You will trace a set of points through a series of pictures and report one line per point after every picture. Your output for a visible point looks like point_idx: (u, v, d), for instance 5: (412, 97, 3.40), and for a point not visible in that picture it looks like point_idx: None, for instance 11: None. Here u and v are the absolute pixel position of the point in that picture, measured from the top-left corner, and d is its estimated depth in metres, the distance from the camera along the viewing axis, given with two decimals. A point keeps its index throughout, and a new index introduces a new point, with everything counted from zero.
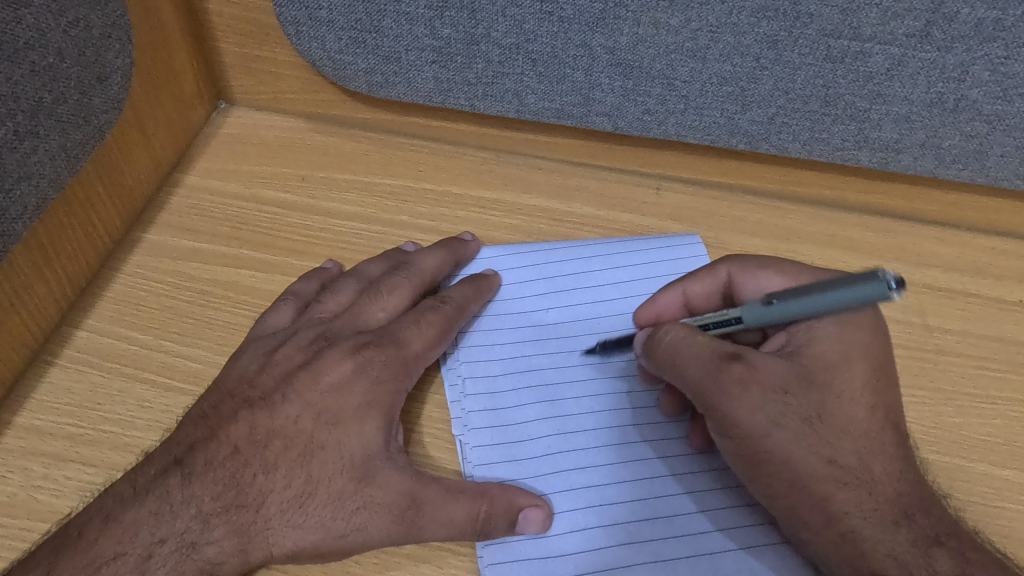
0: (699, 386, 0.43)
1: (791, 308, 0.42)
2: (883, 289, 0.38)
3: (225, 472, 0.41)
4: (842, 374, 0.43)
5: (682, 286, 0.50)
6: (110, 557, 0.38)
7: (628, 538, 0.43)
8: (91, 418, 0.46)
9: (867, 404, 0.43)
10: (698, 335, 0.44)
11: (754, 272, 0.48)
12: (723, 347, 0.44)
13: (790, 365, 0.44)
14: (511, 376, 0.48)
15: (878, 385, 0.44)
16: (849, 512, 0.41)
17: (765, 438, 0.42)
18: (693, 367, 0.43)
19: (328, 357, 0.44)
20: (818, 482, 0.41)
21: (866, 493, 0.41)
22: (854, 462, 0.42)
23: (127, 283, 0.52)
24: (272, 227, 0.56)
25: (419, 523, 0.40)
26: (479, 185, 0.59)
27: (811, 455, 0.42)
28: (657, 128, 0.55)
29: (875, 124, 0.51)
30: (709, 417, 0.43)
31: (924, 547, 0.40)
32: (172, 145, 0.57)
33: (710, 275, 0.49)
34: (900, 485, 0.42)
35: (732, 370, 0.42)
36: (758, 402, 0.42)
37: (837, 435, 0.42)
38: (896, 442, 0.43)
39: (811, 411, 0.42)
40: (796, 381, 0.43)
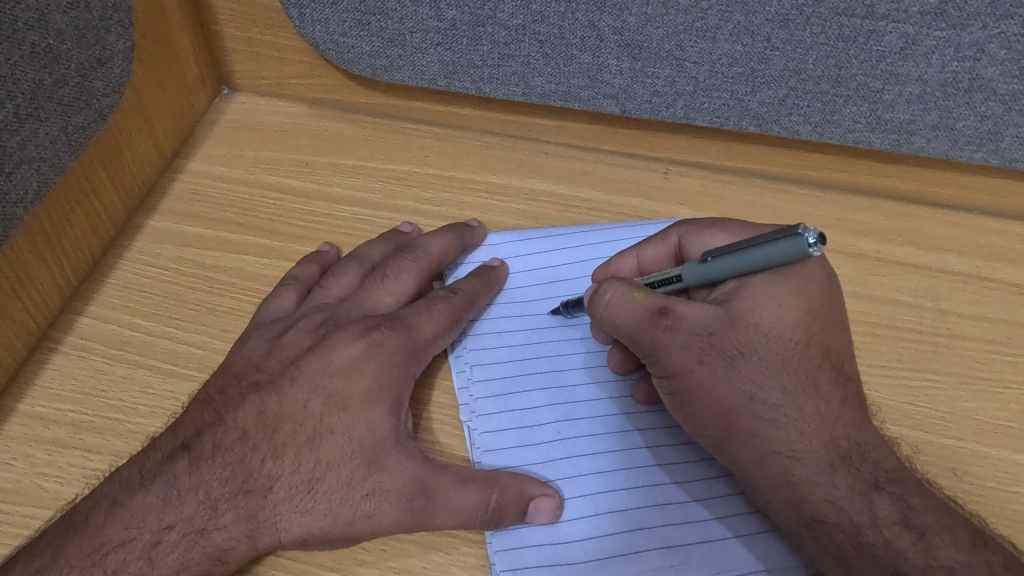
0: (631, 335, 0.43)
1: (727, 265, 0.40)
2: (801, 245, 0.35)
3: (233, 457, 0.40)
4: (769, 311, 0.41)
5: (636, 251, 0.49)
6: (117, 543, 0.38)
7: (639, 524, 0.43)
8: (95, 405, 0.45)
9: (797, 341, 0.42)
10: (635, 290, 0.43)
11: (702, 232, 0.47)
12: (655, 301, 0.42)
13: (715, 307, 0.42)
14: (519, 362, 0.48)
15: (812, 324, 0.42)
16: (780, 451, 0.41)
17: (690, 376, 0.42)
18: (625, 317, 0.43)
19: (336, 340, 0.44)
20: (744, 419, 0.41)
21: (797, 431, 0.41)
22: (781, 399, 0.41)
23: (130, 270, 0.51)
24: (276, 213, 0.55)
25: (429, 511, 0.39)
26: (485, 170, 0.58)
27: (733, 392, 0.41)
28: (665, 110, 0.54)
29: (889, 105, 0.50)
30: (646, 361, 0.43)
31: (864, 492, 0.40)
32: (174, 130, 0.57)
33: (661, 241, 0.48)
34: (836, 425, 0.41)
35: (660, 321, 0.42)
36: (681, 345, 0.42)
37: (758, 372, 0.41)
38: (832, 381, 0.42)
39: (734, 350, 0.41)
40: (719, 323, 0.41)
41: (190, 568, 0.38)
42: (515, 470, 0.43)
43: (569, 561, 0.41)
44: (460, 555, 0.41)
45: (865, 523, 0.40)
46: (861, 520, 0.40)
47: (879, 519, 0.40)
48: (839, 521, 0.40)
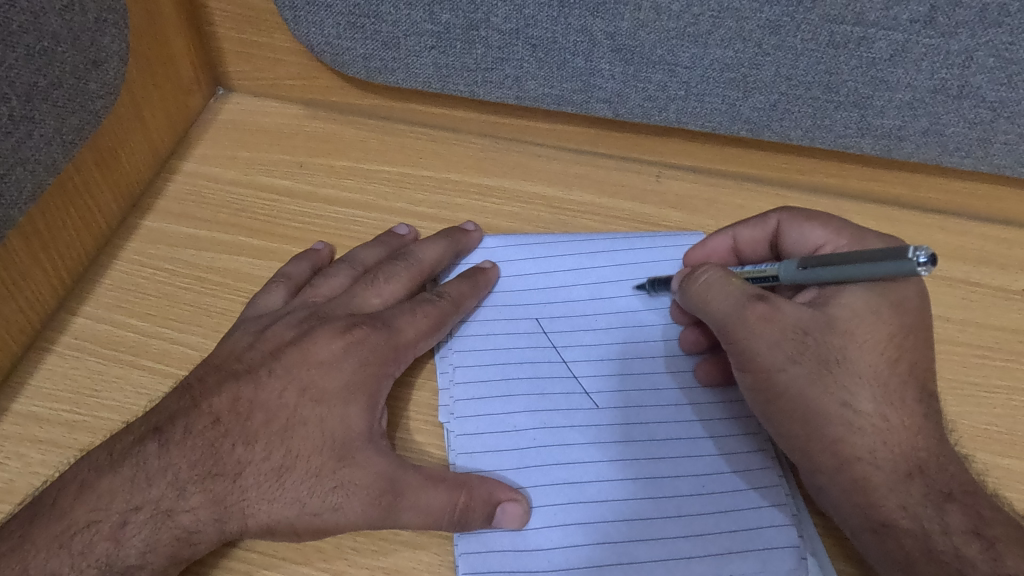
0: (724, 322, 0.44)
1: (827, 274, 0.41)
2: (912, 266, 0.36)
3: (204, 441, 0.40)
4: (866, 324, 0.43)
5: (732, 231, 0.51)
6: (84, 524, 0.37)
7: (604, 537, 0.42)
8: (89, 405, 0.45)
9: (889, 357, 0.43)
10: (734, 277, 0.44)
11: (801, 223, 0.48)
12: (753, 289, 0.44)
13: (816, 312, 0.43)
14: (504, 366, 0.48)
15: (903, 342, 0.43)
16: (862, 457, 0.41)
17: (780, 374, 0.42)
18: (722, 304, 0.44)
19: (318, 336, 0.44)
20: (833, 424, 0.42)
21: (881, 441, 0.41)
22: (871, 409, 0.42)
23: (125, 270, 0.52)
24: (270, 213, 0.55)
25: (396, 508, 0.39)
26: (479, 172, 0.59)
27: (826, 395, 0.42)
28: (658, 115, 0.54)
29: (879, 111, 0.51)
30: (734, 353, 0.44)
31: (936, 501, 0.41)
32: (169, 131, 0.57)
33: (760, 225, 0.50)
34: (917, 438, 0.42)
35: (758, 308, 0.43)
36: (776, 339, 0.42)
37: (852, 380, 0.42)
38: (917, 398, 0.43)
39: (831, 355, 0.42)
40: (818, 325, 0.43)
41: (157, 549, 0.38)
42: (487, 475, 0.43)
43: (531, 569, 0.41)
44: (450, 556, 0.41)
45: (934, 530, 0.40)
46: (931, 526, 0.40)
47: (950, 527, 0.40)
48: (908, 527, 0.40)
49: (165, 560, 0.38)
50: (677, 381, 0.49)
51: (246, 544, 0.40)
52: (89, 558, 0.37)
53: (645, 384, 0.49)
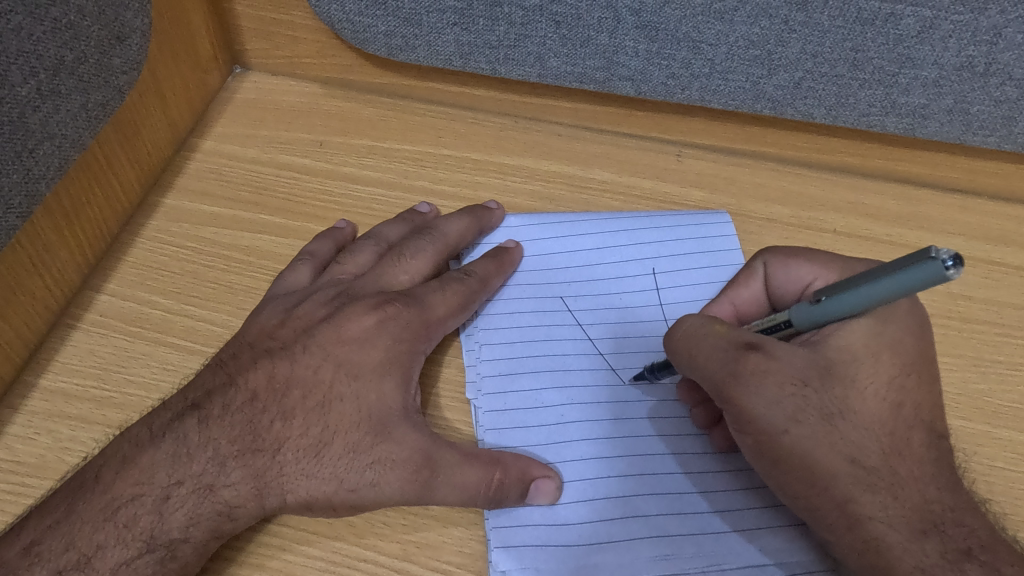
0: (715, 380, 0.41)
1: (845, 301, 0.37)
2: (937, 270, 0.31)
3: (243, 417, 0.40)
4: (865, 367, 0.41)
5: (727, 296, 0.49)
6: (127, 498, 0.37)
7: (636, 512, 0.42)
8: (116, 381, 0.46)
9: (892, 402, 0.41)
10: (718, 325, 0.43)
11: (785, 262, 0.46)
12: (741, 336, 0.41)
13: (812, 354, 0.41)
14: (530, 343, 0.48)
15: (906, 381, 0.42)
16: (873, 518, 0.39)
17: (783, 435, 0.40)
18: (710, 362, 0.41)
19: (349, 312, 0.44)
20: (846, 482, 0.39)
21: (891, 497, 0.39)
22: (878, 463, 0.40)
23: (148, 248, 0.52)
24: (290, 192, 0.55)
25: (433, 484, 0.39)
26: (499, 151, 0.58)
27: (832, 453, 0.39)
28: (680, 93, 0.54)
29: (904, 89, 0.50)
30: (731, 415, 0.41)
31: (956, 560, 0.38)
32: (188, 109, 0.57)
33: (751, 277, 0.48)
34: (929, 489, 0.40)
35: (752, 358, 0.40)
36: (775, 395, 0.40)
37: (856, 432, 0.40)
38: (925, 442, 0.41)
39: (833, 408, 0.40)
40: (817, 374, 0.41)
41: (199, 523, 0.37)
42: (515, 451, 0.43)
43: (562, 544, 0.41)
44: (480, 530, 0.41)
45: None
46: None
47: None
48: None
49: (207, 535, 0.37)
50: None
51: (282, 519, 0.40)
52: (134, 531, 0.36)
53: None
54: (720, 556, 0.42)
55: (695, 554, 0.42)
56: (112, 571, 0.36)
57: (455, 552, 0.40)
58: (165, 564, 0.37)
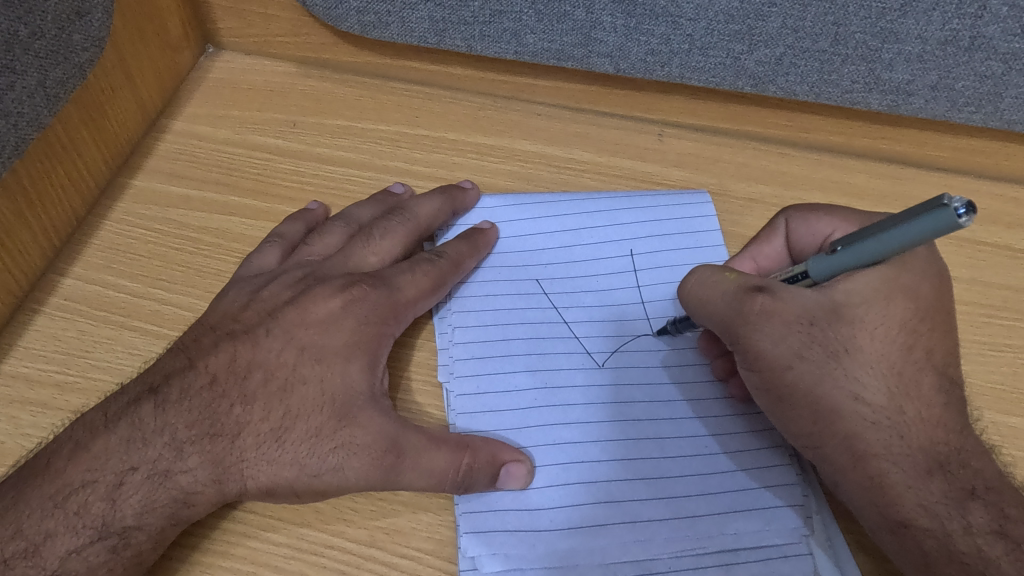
0: (724, 318, 0.42)
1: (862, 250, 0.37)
2: (950, 216, 0.31)
3: (201, 401, 0.39)
4: (875, 309, 0.41)
5: (749, 254, 0.49)
6: (79, 485, 0.36)
7: (608, 496, 0.42)
8: (79, 366, 0.44)
9: (902, 344, 0.41)
10: (728, 271, 0.43)
11: (806, 216, 0.46)
12: (749, 281, 0.42)
13: (819, 297, 0.41)
14: (504, 326, 0.47)
15: (918, 326, 0.41)
16: (878, 453, 0.39)
17: (788, 370, 0.40)
18: (720, 302, 0.42)
19: (315, 294, 0.43)
20: (846, 420, 0.40)
21: (897, 434, 0.39)
22: (886, 402, 0.40)
23: (115, 231, 0.51)
24: (262, 172, 0.54)
25: (397, 469, 0.38)
26: (477, 131, 0.57)
27: (836, 389, 0.40)
28: (660, 70, 0.53)
29: (887, 65, 0.49)
30: (740, 354, 0.42)
31: (959, 499, 0.38)
32: (157, 89, 0.55)
33: (772, 235, 0.48)
34: (937, 430, 0.40)
35: (758, 300, 0.41)
36: (780, 332, 0.40)
37: (863, 370, 0.40)
38: (936, 386, 0.41)
39: (839, 346, 0.40)
40: (823, 312, 0.41)
41: (154, 510, 0.36)
42: (486, 435, 0.42)
43: (534, 529, 0.40)
44: (451, 515, 0.40)
45: (956, 531, 0.38)
46: (952, 527, 0.38)
47: (973, 527, 0.38)
48: (929, 526, 0.38)
49: (163, 522, 0.37)
50: (679, 340, 0.49)
51: (246, 506, 0.40)
52: (85, 519, 0.36)
53: (647, 345, 0.48)
54: (694, 541, 0.41)
55: (667, 539, 0.41)
56: (61, 560, 0.35)
57: (424, 537, 0.40)
58: (118, 552, 0.36)
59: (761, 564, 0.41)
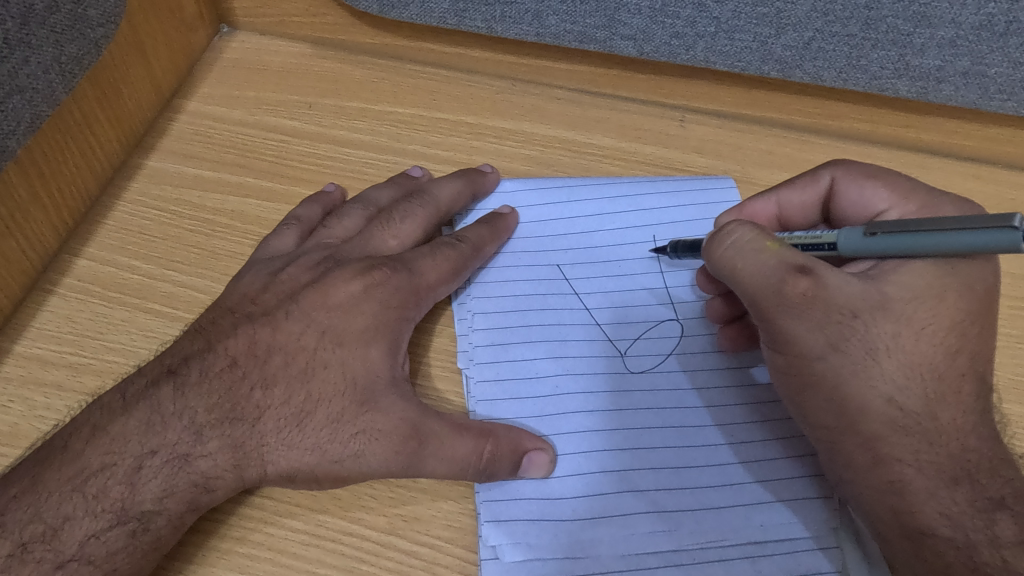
0: (758, 295, 0.39)
1: (903, 245, 0.38)
2: (1013, 239, 0.33)
3: (220, 384, 0.38)
4: (926, 305, 0.39)
5: (776, 195, 0.47)
6: (97, 468, 0.35)
7: (631, 486, 0.41)
8: (94, 348, 0.44)
9: (948, 346, 0.39)
10: (770, 240, 0.40)
11: (860, 182, 0.44)
12: (794, 258, 0.39)
13: (867, 290, 0.39)
14: (524, 313, 0.46)
15: (967, 328, 0.39)
16: (902, 460, 0.38)
17: (820, 360, 0.39)
18: (756, 279, 0.39)
19: (335, 276, 0.42)
20: (876, 422, 0.38)
21: (927, 442, 0.38)
22: (920, 407, 0.38)
23: (129, 211, 0.50)
24: (277, 154, 0.53)
25: (420, 455, 0.37)
26: (495, 114, 0.56)
27: (868, 388, 0.38)
28: (684, 54, 0.52)
29: (918, 50, 0.48)
30: (773, 334, 0.40)
31: (985, 509, 0.37)
32: (172, 68, 0.54)
33: (811, 183, 0.46)
34: (970, 438, 0.39)
35: (801, 283, 0.38)
36: (817, 321, 0.38)
37: (899, 371, 0.38)
38: (975, 393, 0.39)
39: (879, 343, 0.38)
40: (868, 305, 0.39)
41: (174, 494, 0.36)
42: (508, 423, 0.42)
43: (556, 518, 0.39)
44: (471, 504, 0.40)
45: (980, 541, 0.37)
46: (977, 536, 0.37)
47: (998, 538, 0.36)
48: (952, 535, 0.37)
49: (183, 507, 0.36)
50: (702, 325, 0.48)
51: (265, 491, 0.39)
52: (104, 503, 0.35)
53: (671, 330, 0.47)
54: (720, 532, 0.40)
55: (692, 530, 0.40)
56: (80, 544, 0.34)
57: (444, 526, 0.39)
58: (137, 537, 0.35)
59: (787, 556, 0.40)
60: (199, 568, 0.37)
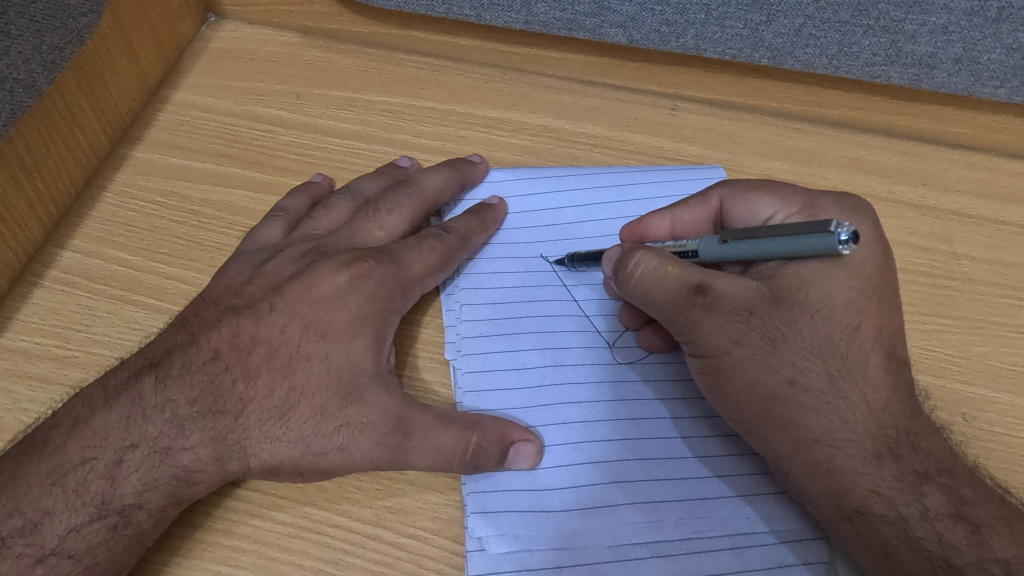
0: (666, 313, 0.41)
1: (745, 249, 0.39)
2: (831, 243, 0.36)
3: (203, 376, 0.38)
4: (817, 286, 0.40)
5: (670, 212, 0.47)
6: (77, 462, 0.35)
7: (619, 477, 0.41)
8: (79, 340, 0.44)
9: (848, 324, 0.39)
10: (670, 263, 0.41)
11: (744, 195, 0.44)
12: (691, 276, 0.40)
13: (757, 284, 0.40)
14: (512, 304, 0.46)
15: (865, 304, 0.40)
16: (820, 440, 0.38)
17: (725, 356, 0.40)
18: (662, 299, 0.41)
19: (321, 268, 0.42)
20: (783, 406, 0.39)
21: (840, 420, 0.38)
22: (823, 385, 0.39)
23: (115, 203, 0.49)
24: (265, 145, 0.53)
25: (403, 449, 0.37)
26: (484, 103, 0.56)
27: (769, 374, 0.39)
28: (675, 41, 0.51)
29: (910, 36, 0.48)
30: (683, 340, 0.41)
31: (913, 483, 0.38)
32: (158, 58, 0.54)
33: (700, 204, 0.46)
34: (883, 413, 0.39)
35: (698, 300, 0.40)
36: (719, 324, 0.40)
37: (799, 354, 0.39)
38: (884, 366, 0.40)
39: (775, 331, 0.39)
40: (763, 301, 0.40)
41: (156, 488, 0.36)
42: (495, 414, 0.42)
43: (542, 510, 0.39)
44: (457, 495, 0.40)
45: (912, 516, 0.37)
46: (908, 512, 0.37)
47: (930, 512, 0.37)
48: (883, 512, 0.37)
49: (164, 500, 0.36)
50: None
51: (251, 483, 0.39)
52: (85, 497, 0.35)
53: None
54: (707, 523, 0.40)
55: (679, 521, 0.40)
56: (60, 538, 0.34)
57: (431, 518, 0.39)
58: (119, 531, 0.35)
59: (774, 548, 0.40)
60: (183, 561, 0.37)
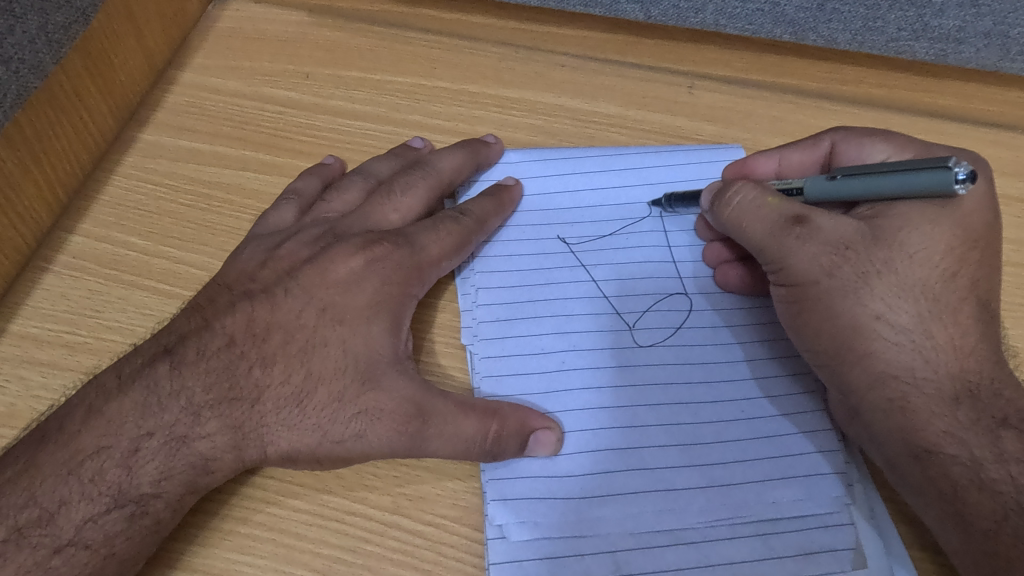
0: (759, 242, 0.42)
1: (857, 185, 0.39)
2: (947, 180, 0.35)
3: (219, 363, 0.37)
4: (919, 231, 0.39)
5: (779, 152, 0.47)
6: (93, 450, 0.35)
7: (640, 464, 0.40)
8: (90, 326, 0.43)
9: (945, 270, 0.39)
10: (769, 196, 0.42)
11: (859, 140, 0.44)
12: (791, 208, 0.41)
13: (859, 224, 0.40)
14: (530, 287, 0.45)
15: (965, 255, 0.40)
16: (898, 375, 0.38)
17: (813, 286, 0.40)
18: (757, 227, 0.42)
19: (336, 251, 0.41)
20: (865, 339, 0.39)
21: (921, 357, 0.38)
22: (912, 323, 0.39)
23: (123, 186, 0.48)
24: (275, 126, 0.52)
25: (424, 435, 0.36)
26: (498, 83, 0.54)
27: (858, 305, 0.39)
28: (693, 16, 0.50)
29: (938, 10, 0.46)
30: (771, 271, 0.42)
31: (989, 428, 0.37)
32: (163, 38, 0.53)
33: (811, 147, 0.46)
34: (968, 359, 0.38)
35: (795, 229, 0.40)
36: (812, 254, 0.40)
37: (893, 291, 0.39)
38: (976, 316, 0.39)
39: (870, 268, 0.39)
40: (860, 239, 0.40)
41: (172, 477, 0.35)
42: (512, 401, 0.41)
43: (564, 496, 0.39)
44: (477, 482, 0.39)
45: (986, 457, 0.37)
46: (982, 453, 0.37)
47: (1005, 454, 0.36)
48: (955, 453, 0.37)
49: (181, 489, 0.35)
50: (708, 302, 0.47)
51: (267, 471, 0.38)
52: (100, 487, 0.34)
53: (679, 305, 0.46)
54: (733, 509, 0.39)
55: (703, 508, 0.39)
56: (76, 529, 0.34)
57: (450, 504, 0.38)
58: (136, 520, 0.34)
59: (801, 534, 0.39)
60: (201, 549, 0.36)
